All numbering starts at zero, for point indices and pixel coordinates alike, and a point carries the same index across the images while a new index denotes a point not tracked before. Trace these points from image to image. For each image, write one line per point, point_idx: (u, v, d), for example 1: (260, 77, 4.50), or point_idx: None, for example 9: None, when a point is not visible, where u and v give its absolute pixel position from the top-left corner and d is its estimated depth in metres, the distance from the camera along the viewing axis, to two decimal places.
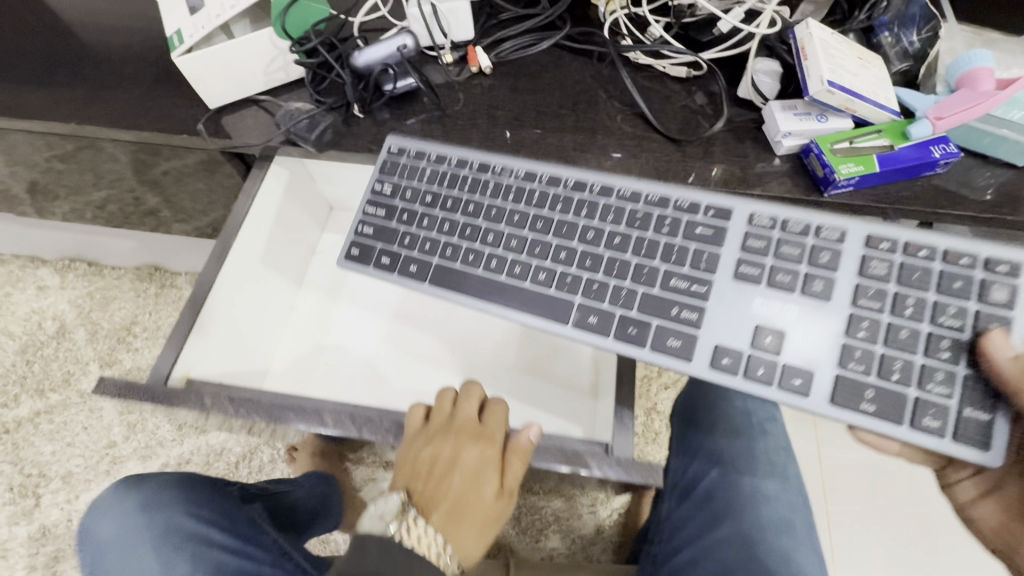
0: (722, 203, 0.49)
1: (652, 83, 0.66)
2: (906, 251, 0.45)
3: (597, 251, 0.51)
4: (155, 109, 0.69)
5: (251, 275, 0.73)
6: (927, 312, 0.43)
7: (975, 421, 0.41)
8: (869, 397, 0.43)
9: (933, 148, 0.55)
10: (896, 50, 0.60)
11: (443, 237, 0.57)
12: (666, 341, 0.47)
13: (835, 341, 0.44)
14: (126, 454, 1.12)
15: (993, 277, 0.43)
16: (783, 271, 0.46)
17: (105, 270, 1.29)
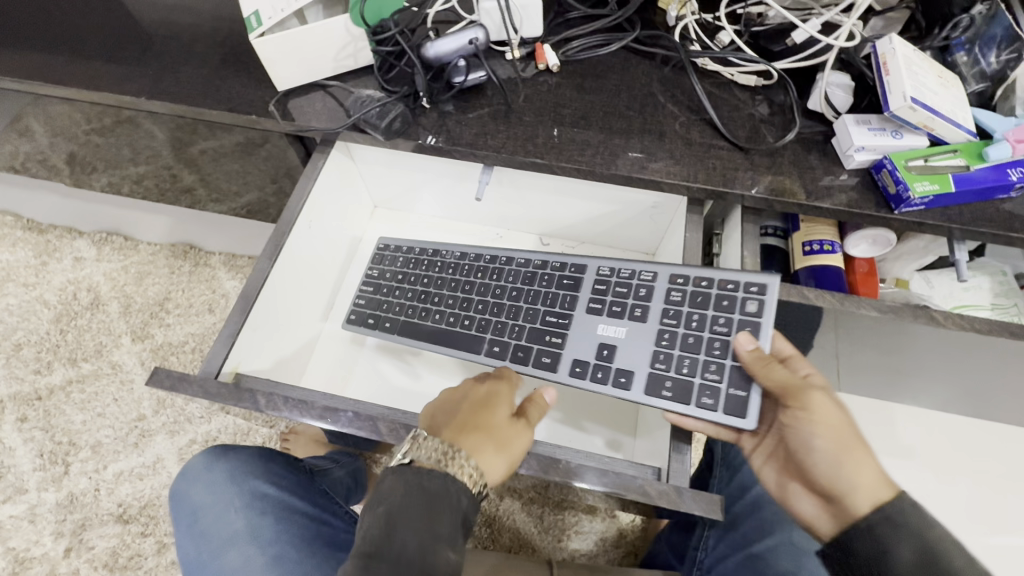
0: (578, 261, 0.62)
1: (720, 90, 0.66)
2: (695, 284, 0.56)
3: (501, 303, 0.63)
4: (222, 89, 0.70)
5: (300, 272, 0.69)
6: (704, 324, 0.54)
7: (736, 399, 0.51)
8: (669, 386, 0.53)
9: (1010, 170, 0.54)
10: (973, 71, 0.60)
11: (408, 302, 0.68)
12: (538, 359, 0.59)
13: (647, 351, 0.55)
14: (155, 428, 1.11)
15: (748, 295, 0.54)
16: (607, 304, 0.59)
17: (140, 245, 1.28)
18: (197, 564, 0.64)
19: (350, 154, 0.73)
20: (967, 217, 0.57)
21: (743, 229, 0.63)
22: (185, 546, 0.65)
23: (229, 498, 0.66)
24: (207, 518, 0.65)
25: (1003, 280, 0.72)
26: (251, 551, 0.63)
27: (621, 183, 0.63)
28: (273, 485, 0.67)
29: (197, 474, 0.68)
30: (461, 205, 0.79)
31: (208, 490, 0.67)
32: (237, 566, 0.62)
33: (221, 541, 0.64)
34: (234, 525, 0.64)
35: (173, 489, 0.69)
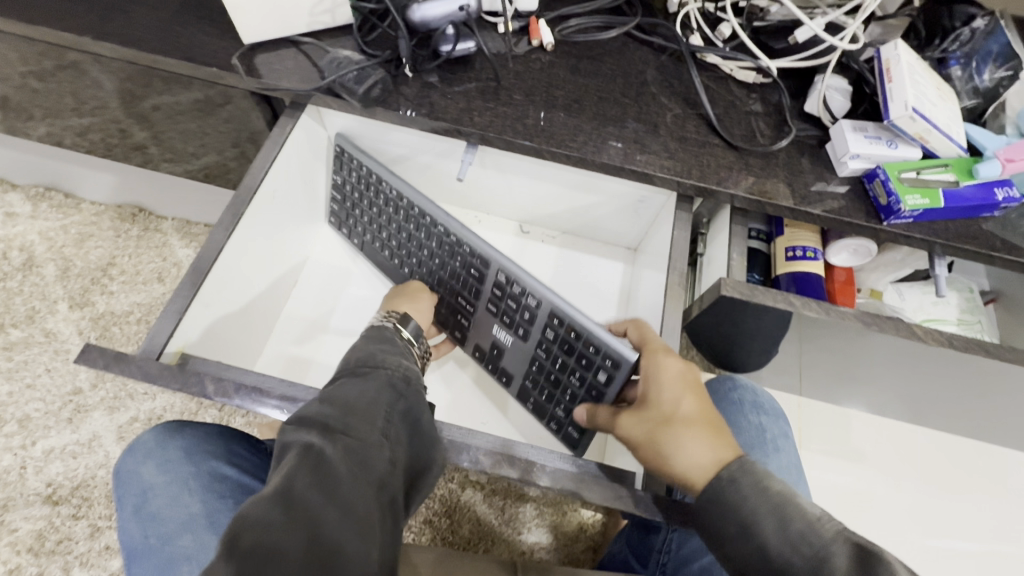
0: (485, 256, 0.64)
1: (717, 84, 0.64)
2: (568, 331, 0.58)
3: (432, 261, 0.69)
4: (179, 36, 0.63)
5: (259, 245, 0.64)
6: (568, 365, 0.59)
7: (571, 435, 0.61)
8: (531, 401, 0.64)
9: (996, 190, 0.54)
10: (966, 87, 0.59)
11: (367, 224, 0.73)
12: (452, 331, 0.69)
13: (522, 366, 0.63)
14: (92, 403, 1.03)
15: (603, 366, 0.55)
16: (503, 314, 0.64)
17: (83, 204, 1.18)
18: (144, 551, 0.57)
19: (322, 121, 0.68)
20: (952, 233, 0.57)
21: (730, 230, 0.62)
22: (131, 530, 0.59)
23: (184, 479, 0.60)
24: (160, 500, 0.59)
25: (970, 296, 0.74)
26: (207, 538, 0.57)
27: (612, 174, 0.60)
28: (235, 467, 0.62)
29: (148, 452, 0.62)
30: (439, 184, 0.75)
31: (161, 469, 0.61)
32: (191, 553, 0.56)
33: (173, 525, 0.58)
34: (189, 508, 0.58)
35: (122, 465, 0.62)
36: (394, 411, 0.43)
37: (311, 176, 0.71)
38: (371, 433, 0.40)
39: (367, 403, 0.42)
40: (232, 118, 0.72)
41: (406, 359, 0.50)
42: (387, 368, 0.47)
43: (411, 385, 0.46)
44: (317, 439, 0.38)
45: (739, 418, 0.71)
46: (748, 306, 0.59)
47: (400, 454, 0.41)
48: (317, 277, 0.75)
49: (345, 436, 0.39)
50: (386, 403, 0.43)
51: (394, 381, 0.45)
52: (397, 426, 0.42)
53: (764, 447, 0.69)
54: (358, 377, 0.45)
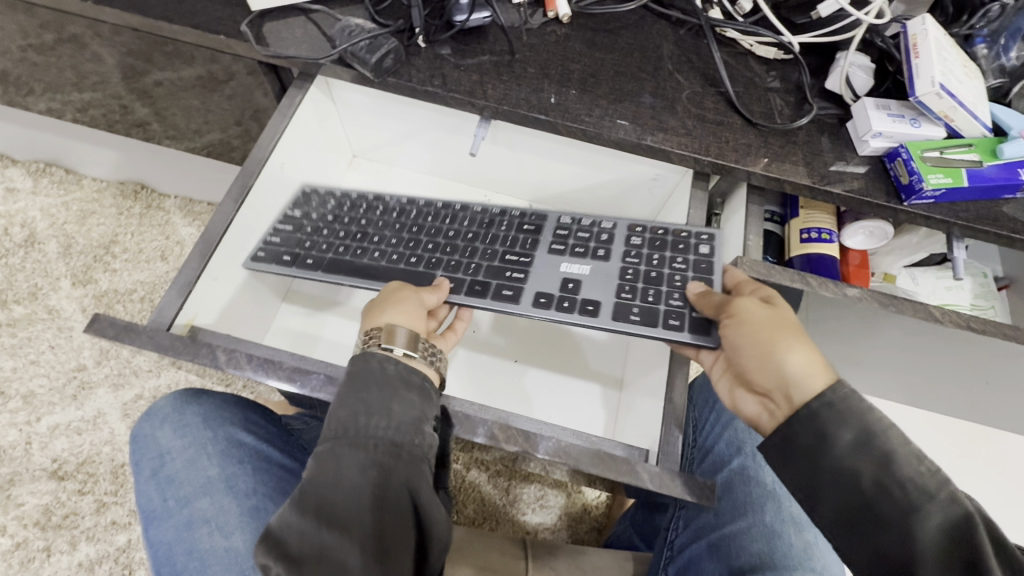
0: (539, 211, 0.61)
1: (736, 61, 0.62)
2: (654, 232, 0.57)
3: (456, 243, 0.60)
4: (185, 3, 0.61)
5: (265, 221, 0.62)
6: (664, 261, 0.55)
7: (697, 320, 0.52)
8: (636, 312, 0.53)
9: (1020, 170, 0.53)
10: (992, 66, 0.58)
11: (338, 241, 0.62)
12: (498, 292, 0.56)
13: (612, 285, 0.55)
14: (97, 380, 1.03)
15: (696, 238, 0.56)
16: (569, 246, 0.58)
17: (84, 180, 1.16)
18: (162, 513, 0.57)
19: (330, 93, 0.67)
20: (971, 214, 0.56)
21: (747, 209, 0.61)
22: (148, 492, 0.59)
23: (201, 443, 0.60)
24: (178, 463, 0.59)
25: (984, 281, 0.74)
26: (225, 501, 0.57)
27: (628, 150, 0.59)
28: (251, 434, 0.62)
29: (165, 417, 0.62)
30: (450, 162, 0.74)
31: (177, 433, 0.61)
32: (210, 515, 0.57)
33: (192, 487, 0.58)
34: (208, 472, 0.59)
35: (137, 429, 0.62)
36: (379, 502, 0.42)
37: (318, 153, 0.70)
38: (352, 544, 0.40)
39: (348, 504, 0.42)
40: (238, 93, 0.71)
41: (397, 407, 0.45)
42: (371, 440, 0.43)
43: (401, 455, 0.44)
44: (296, 567, 0.40)
45: None
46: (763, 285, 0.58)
47: (392, 551, 0.41)
48: None
49: (325, 555, 0.40)
50: (369, 494, 0.42)
51: (380, 460, 0.43)
52: (386, 516, 0.42)
53: None
54: (337, 463, 0.43)
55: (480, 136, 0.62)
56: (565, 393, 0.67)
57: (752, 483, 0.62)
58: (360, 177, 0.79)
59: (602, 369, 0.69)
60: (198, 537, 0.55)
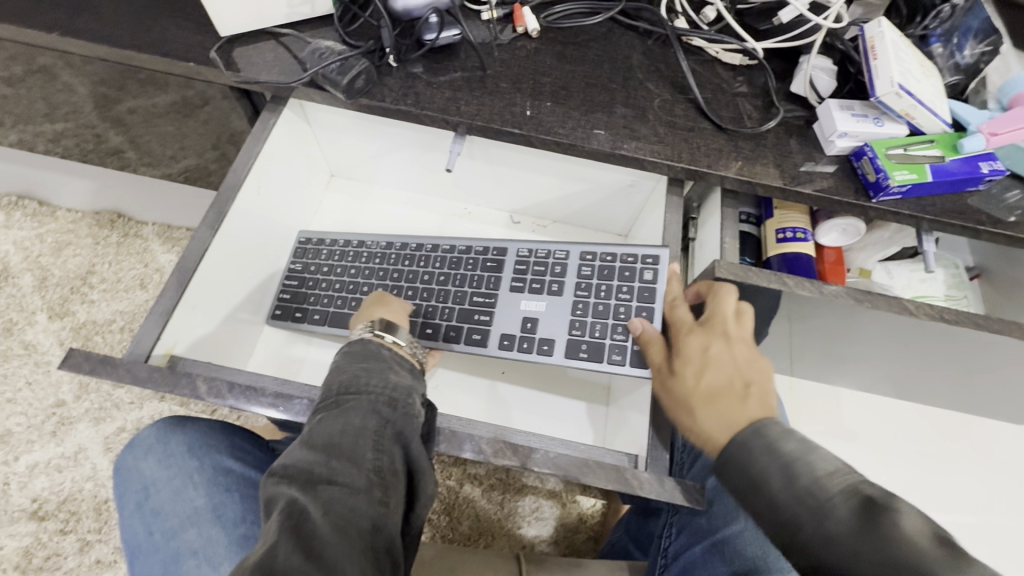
0: (499, 246, 0.64)
1: (704, 68, 0.63)
2: (603, 259, 0.60)
3: (432, 288, 0.64)
4: (153, 30, 0.60)
5: (244, 245, 0.62)
6: (611, 292, 0.59)
7: (639, 353, 0.56)
8: (585, 348, 0.57)
9: (981, 163, 0.55)
10: (948, 64, 0.60)
11: (336, 293, 0.67)
12: (469, 337, 0.61)
13: (564, 322, 0.59)
14: (76, 415, 1.00)
15: (643, 266, 0.58)
16: (528, 281, 0.61)
17: (59, 212, 1.14)
18: (148, 547, 0.56)
19: (305, 114, 0.66)
20: (938, 208, 0.57)
21: (722, 212, 0.62)
22: (133, 526, 0.57)
23: (187, 473, 0.58)
24: (163, 495, 0.58)
25: (956, 272, 0.76)
26: (212, 530, 0.56)
27: (603, 160, 0.59)
28: (238, 461, 0.60)
29: (149, 447, 0.60)
30: (426, 178, 0.75)
31: (162, 464, 0.59)
32: (197, 547, 0.55)
33: (179, 519, 0.56)
34: (194, 502, 0.57)
35: (120, 462, 0.60)
36: (382, 443, 0.41)
37: (294, 175, 0.69)
38: (357, 475, 0.39)
39: (351, 441, 0.41)
40: (212, 118, 0.70)
41: (394, 372, 0.46)
42: (371, 392, 0.44)
43: (397, 406, 0.44)
44: (301, 494, 0.38)
45: None
46: (741, 286, 0.58)
47: (392, 492, 0.40)
48: None
49: (330, 486, 0.38)
50: (371, 435, 0.41)
51: (378, 406, 0.43)
52: (388, 455, 0.41)
53: None
54: (340, 408, 0.43)
55: (456, 152, 0.63)
56: (555, 405, 0.67)
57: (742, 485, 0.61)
58: (339, 196, 0.78)
59: (591, 378, 0.69)
60: (186, 570, 0.54)
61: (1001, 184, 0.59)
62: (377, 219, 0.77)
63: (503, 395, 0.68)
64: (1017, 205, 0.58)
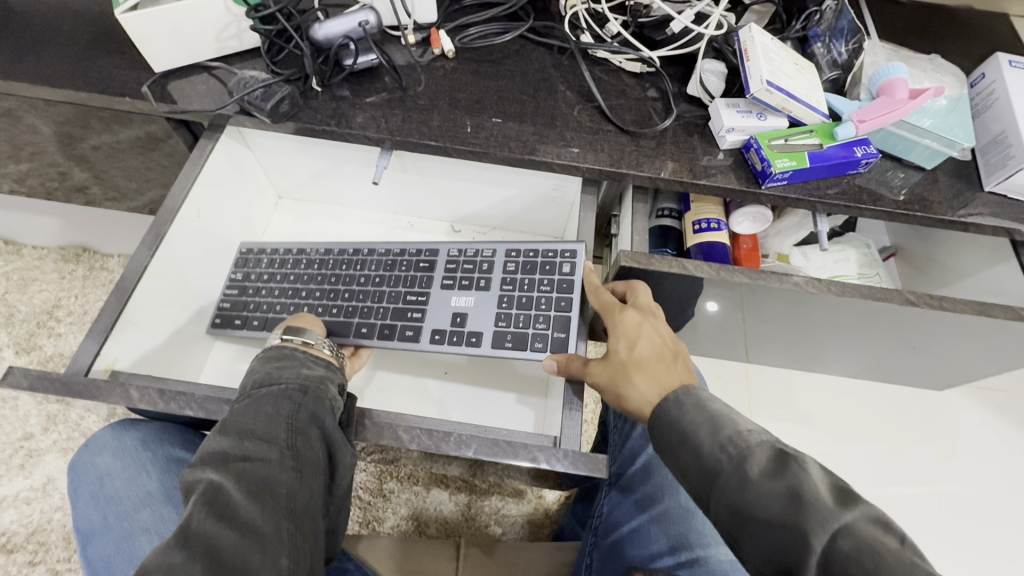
0: (431, 246, 0.68)
1: (609, 77, 0.69)
2: (526, 255, 0.64)
3: (367, 290, 0.67)
4: (91, 70, 0.65)
5: (186, 262, 0.65)
6: (534, 286, 0.62)
7: (559, 340, 0.59)
8: (510, 339, 0.60)
9: (856, 148, 0.60)
10: (827, 59, 0.66)
11: (275, 299, 0.69)
12: (402, 333, 0.64)
13: (491, 314, 0.62)
14: (45, 447, 1.01)
15: (562, 259, 0.62)
16: (458, 278, 0.65)
17: (25, 249, 1.17)
18: (100, 532, 0.56)
19: (244, 140, 0.70)
20: (825, 190, 0.63)
21: (634, 208, 0.67)
22: (87, 514, 0.57)
23: (140, 462, 0.58)
24: (116, 483, 0.58)
25: (867, 252, 0.82)
26: (165, 510, 0.57)
27: (517, 165, 0.64)
28: (191, 450, 0.60)
29: (104, 444, 0.60)
30: (367, 194, 0.79)
31: (116, 457, 0.59)
32: (150, 526, 0.56)
33: (132, 501, 0.57)
34: (147, 486, 0.57)
35: (75, 459, 0.61)
36: (295, 424, 0.45)
37: (238, 197, 0.73)
38: (270, 451, 0.42)
39: (265, 424, 0.44)
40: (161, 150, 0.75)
41: (306, 367, 0.50)
42: (284, 382, 0.47)
43: (309, 392, 0.47)
44: (216, 475, 0.40)
45: None
46: (649, 275, 0.63)
47: (306, 465, 0.43)
48: None
49: (244, 463, 0.42)
50: (285, 417, 0.45)
51: (290, 393, 0.46)
52: (302, 432, 0.44)
53: None
54: (254, 397, 0.46)
55: (383, 165, 0.67)
56: (494, 399, 0.70)
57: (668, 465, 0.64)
58: (287, 215, 0.82)
59: (529, 373, 0.72)
60: (138, 547, 0.55)
61: (883, 166, 0.65)
62: (325, 236, 0.81)
63: (444, 393, 0.71)
64: (899, 185, 0.64)
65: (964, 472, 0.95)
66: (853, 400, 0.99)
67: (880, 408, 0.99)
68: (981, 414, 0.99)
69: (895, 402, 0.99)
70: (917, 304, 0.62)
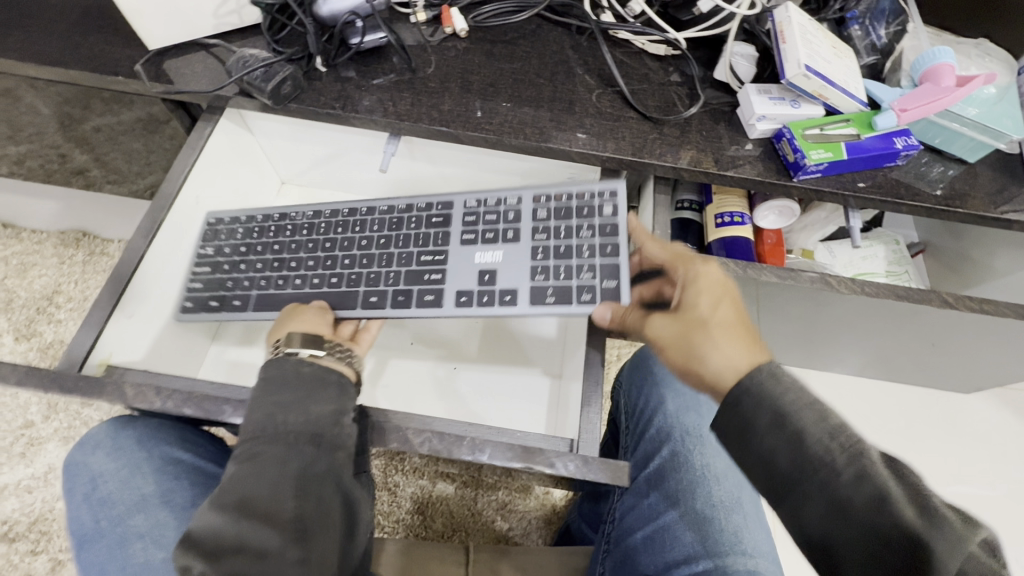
0: (443, 198, 0.60)
1: (631, 59, 0.65)
2: (559, 202, 0.57)
3: (371, 253, 0.59)
4: (83, 46, 0.61)
5: (182, 242, 0.62)
6: (571, 232, 0.56)
7: (610, 290, 0.53)
8: (552, 293, 0.54)
9: (896, 139, 0.57)
10: (865, 43, 0.62)
11: (258, 274, 0.60)
12: (421, 298, 0.56)
13: (526, 268, 0.55)
14: (45, 435, 1.00)
15: (603, 203, 0.57)
16: (479, 232, 0.58)
17: (24, 233, 1.15)
18: (94, 536, 0.54)
19: (244, 123, 0.67)
20: (861, 184, 0.59)
21: (655, 200, 0.64)
22: (80, 517, 0.55)
23: (135, 463, 0.56)
24: (110, 485, 0.56)
25: (896, 248, 0.78)
26: (161, 515, 0.54)
27: (532, 153, 0.61)
28: (190, 450, 0.58)
29: (97, 443, 0.58)
30: (375, 180, 0.75)
31: (111, 457, 0.57)
32: (146, 530, 0.54)
33: (126, 505, 0.55)
34: (142, 489, 0.55)
35: (70, 457, 0.58)
36: (302, 489, 0.42)
37: (236, 179, 0.69)
38: (273, 535, 0.40)
39: (269, 494, 0.41)
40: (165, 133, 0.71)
41: (314, 402, 0.46)
42: (289, 436, 0.43)
43: (321, 443, 0.44)
44: (209, 566, 0.38)
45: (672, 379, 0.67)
46: None
47: (313, 544, 0.40)
48: None
49: (241, 549, 0.39)
50: (291, 481, 0.42)
51: (300, 448, 0.43)
52: (308, 504, 0.41)
53: (699, 409, 0.65)
54: (257, 457, 0.42)
55: (391, 152, 0.63)
56: (505, 397, 0.68)
57: (683, 468, 0.61)
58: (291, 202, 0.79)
59: (539, 366, 0.69)
60: (133, 552, 0.53)
61: (922, 159, 0.61)
62: None
63: (453, 391, 0.68)
64: (939, 179, 0.60)
65: (985, 476, 0.93)
66: (873, 399, 0.97)
67: (900, 408, 0.96)
68: (1003, 417, 0.96)
69: (916, 402, 0.96)
70: (955, 306, 0.59)
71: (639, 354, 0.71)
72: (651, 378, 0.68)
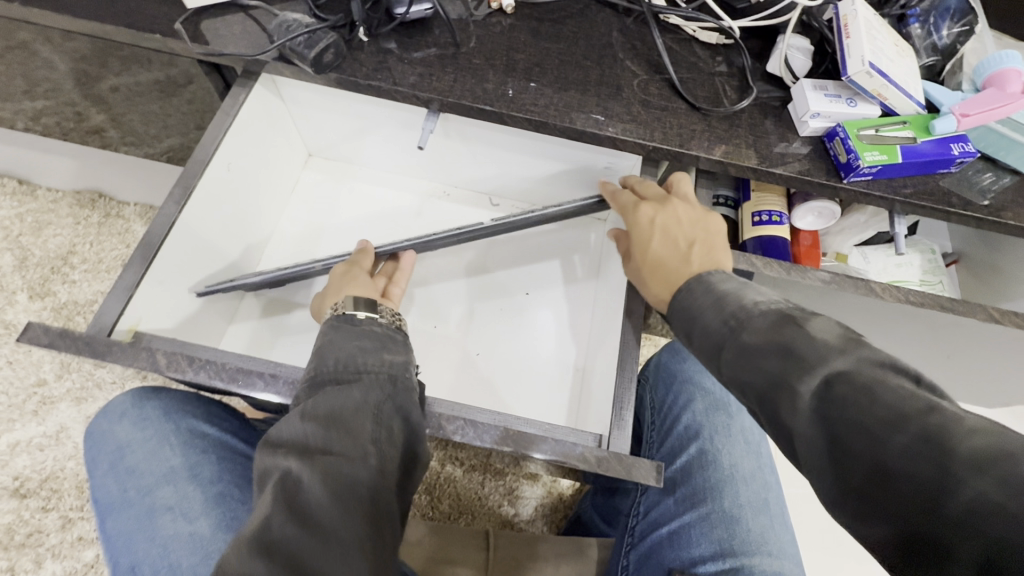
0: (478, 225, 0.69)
1: (680, 47, 0.63)
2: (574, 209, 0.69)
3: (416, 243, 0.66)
4: (116, 2, 0.59)
5: (228, 206, 0.63)
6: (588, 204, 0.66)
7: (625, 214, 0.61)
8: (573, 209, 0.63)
9: (952, 145, 0.55)
10: (926, 43, 0.59)
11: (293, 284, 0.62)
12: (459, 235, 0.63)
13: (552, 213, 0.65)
14: (58, 395, 0.99)
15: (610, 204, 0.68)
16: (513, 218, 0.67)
17: (39, 191, 1.13)
18: (120, 506, 0.54)
19: (278, 91, 0.65)
20: (910, 190, 0.57)
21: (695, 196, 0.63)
22: (106, 485, 0.55)
23: (163, 434, 0.56)
24: (138, 455, 0.56)
25: (932, 257, 0.76)
26: (189, 488, 0.54)
27: (575, 138, 0.59)
28: (215, 426, 0.59)
29: (123, 412, 0.58)
30: (407, 158, 0.74)
31: (137, 428, 0.57)
32: (172, 503, 0.54)
33: (153, 477, 0.55)
34: (169, 461, 0.55)
35: (93, 427, 0.58)
36: (381, 416, 0.40)
37: (274, 155, 0.70)
38: (355, 448, 0.37)
39: (352, 414, 0.39)
40: (197, 97, 0.70)
41: (388, 350, 0.46)
42: (370, 372, 0.43)
43: (397, 383, 0.44)
44: (297, 464, 0.36)
45: (703, 378, 0.67)
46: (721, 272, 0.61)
47: (388, 460, 0.39)
48: (284, 254, 0.74)
49: (328, 456, 0.37)
50: (371, 407, 0.40)
51: (380, 382, 0.43)
52: (387, 429, 0.40)
53: (728, 409, 0.66)
54: (340, 385, 0.41)
55: (430, 129, 0.62)
56: (526, 389, 0.67)
57: (710, 467, 0.61)
58: (317, 175, 0.78)
59: (564, 354, 0.69)
60: (160, 525, 0.52)
61: (976, 166, 0.59)
62: (356, 203, 0.76)
63: (479, 376, 0.68)
64: (991, 188, 0.58)
65: None
66: None
67: None
68: None
69: None
70: (999, 322, 0.57)
71: (666, 350, 0.71)
72: (680, 376, 0.68)
